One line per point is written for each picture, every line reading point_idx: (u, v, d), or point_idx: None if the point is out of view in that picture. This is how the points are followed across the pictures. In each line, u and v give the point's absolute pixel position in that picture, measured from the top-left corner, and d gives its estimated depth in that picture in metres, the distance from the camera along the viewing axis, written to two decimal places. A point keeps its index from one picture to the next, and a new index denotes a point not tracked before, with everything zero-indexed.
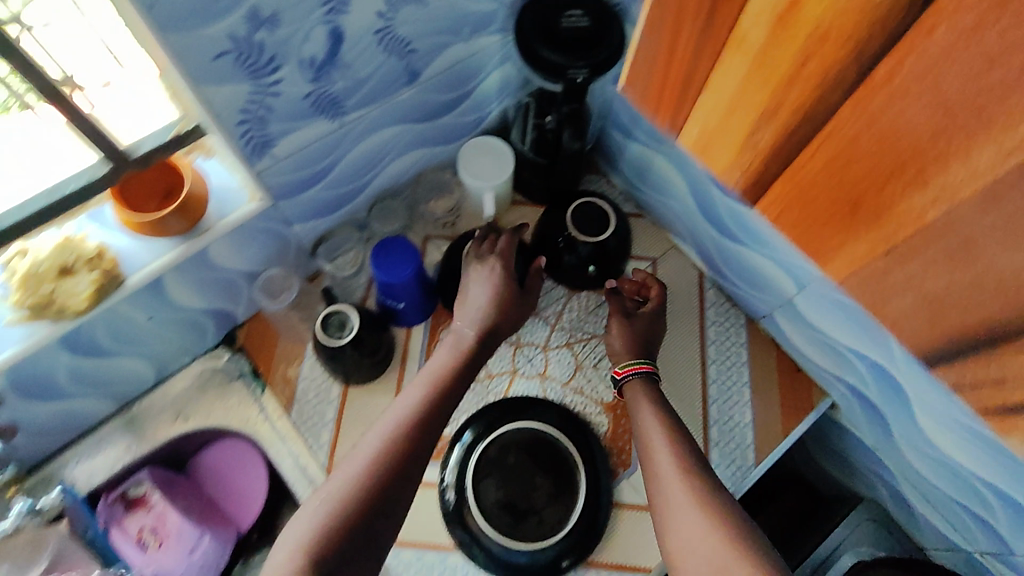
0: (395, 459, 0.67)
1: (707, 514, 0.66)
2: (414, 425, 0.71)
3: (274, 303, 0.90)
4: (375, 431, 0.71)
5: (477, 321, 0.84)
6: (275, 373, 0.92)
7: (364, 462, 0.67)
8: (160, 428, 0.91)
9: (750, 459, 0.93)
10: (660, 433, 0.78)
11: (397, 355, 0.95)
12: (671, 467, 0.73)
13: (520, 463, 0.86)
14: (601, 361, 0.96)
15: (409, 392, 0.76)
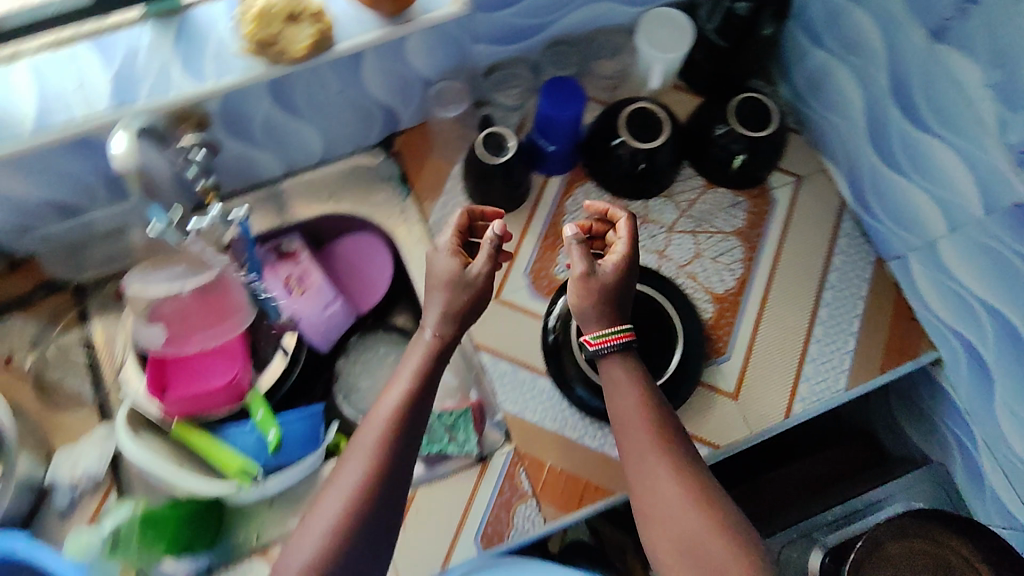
0: (377, 487, 0.67)
1: (697, 511, 0.69)
2: (392, 437, 0.69)
3: (444, 113, 0.97)
4: (355, 449, 0.69)
5: (444, 324, 0.74)
6: (422, 181, 1.00)
7: (354, 478, 0.67)
8: (311, 204, 1.00)
9: (842, 382, 0.91)
10: (640, 413, 0.75)
11: (531, 198, 0.99)
12: (657, 459, 0.72)
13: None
14: (722, 256, 0.97)
15: (383, 392, 0.73)
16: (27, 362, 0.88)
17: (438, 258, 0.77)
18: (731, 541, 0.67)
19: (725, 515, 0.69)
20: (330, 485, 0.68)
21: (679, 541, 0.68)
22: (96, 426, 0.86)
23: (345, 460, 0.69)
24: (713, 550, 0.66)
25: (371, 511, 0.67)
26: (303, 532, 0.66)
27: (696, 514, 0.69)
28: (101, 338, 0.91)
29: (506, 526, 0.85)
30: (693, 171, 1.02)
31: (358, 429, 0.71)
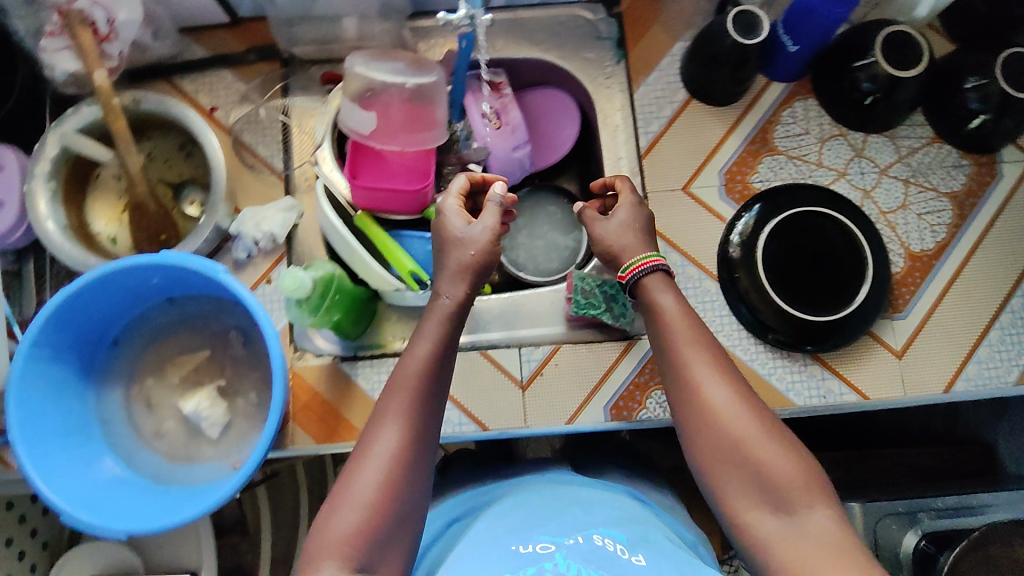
0: (417, 422, 0.64)
1: (749, 413, 0.61)
2: (425, 402, 0.64)
3: None
4: (386, 415, 0.63)
5: (454, 286, 0.70)
6: (638, 51, 0.95)
7: (392, 446, 0.61)
8: (519, 45, 0.97)
9: (1014, 375, 0.87)
10: (680, 315, 0.68)
11: (747, 98, 0.94)
12: (698, 352, 0.65)
13: (807, 242, 0.88)
14: (929, 214, 0.91)
15: (410, 348, 0.68)
16: (232, 118, 0.90)
17: (455, 218, 0.73)
18: (784, 443, 0.59)
19: (769, 415, 0.61)
20: (361, 442, 0.62)
21: (721, 445, 0.60)
22: (282, 195, 0.89)
23: (375, 429, 0.63)
24: (764, 454, 0.59)
25: (407, 485, 0.61)
26: (338, 497, 0.59)
27: (746, 411, 0.61)
28: (298, 114, 0.90)
29: (637, 405, 0.86)
30: (923, 120, 0.94)
31: (383, 391, 0.66)
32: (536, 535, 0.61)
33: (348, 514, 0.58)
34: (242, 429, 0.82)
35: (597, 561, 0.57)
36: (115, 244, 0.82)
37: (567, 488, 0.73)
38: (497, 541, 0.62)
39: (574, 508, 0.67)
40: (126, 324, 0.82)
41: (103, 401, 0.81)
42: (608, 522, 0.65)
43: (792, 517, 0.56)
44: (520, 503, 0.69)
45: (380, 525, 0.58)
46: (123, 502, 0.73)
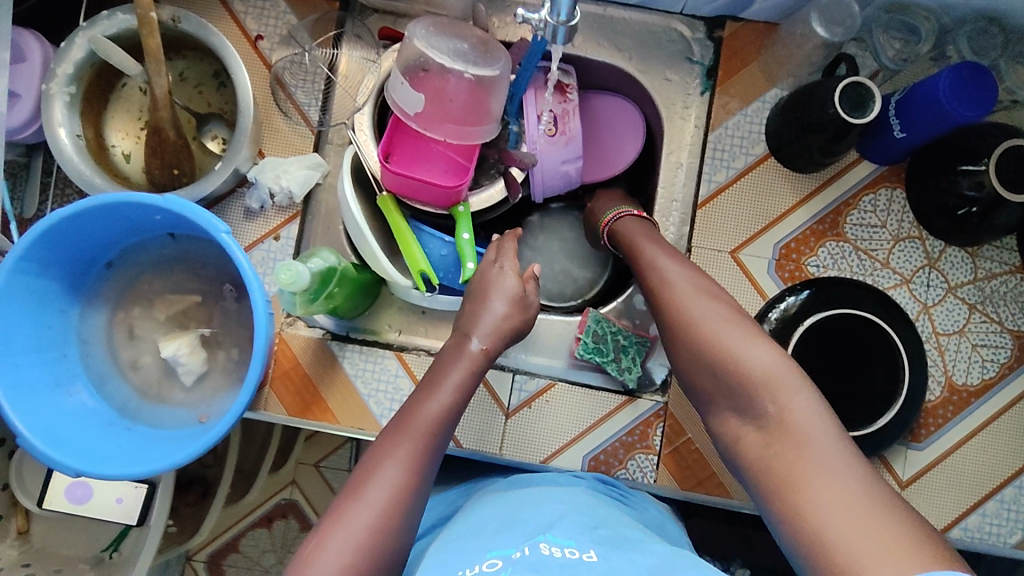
0: (420, 468, 0.61)
1: (724, 320, 0.65)
2: (428, 443, 0.62)
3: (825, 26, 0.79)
4: (387, 454, 0.60)
5: (493, 342, 0.70)
6: (728, 86, 0.85)
7: (390, 484, 0.58)
8: (600, 45, 0.87)
9: (1014, 538, 0.81)
10: (661, 247, 0.74)
11: (831, 170, 0.85)
12: (676, 274, 0.70)
13: (841, 347, 0.80)
14: (985, 347, 0.83)
15: (421, 396, 0.66)
16: (275, 55, 0.83)
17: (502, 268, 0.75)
18: (752, 339, 0.62)
19: (736, 317, 0.65)
20: (361, 478, 0.59)
21: (698, 360, 0.64)
22: (310, 150, 0.83)
23: (372, 464, 0.60)
24: (740, 356, 0.61)
25: (403, 523, 0.58)
26: (330, 532, 0.56)
27: (721, 315, 0.65)
28: (345, 68, 0.83)
29: (617, 463, 0.81)
30: (1015, 245, 0.85)
31: (384, 429, 0.64)
32: (485, 553, 0.57)
33: (337, 548, 0.54)
34: (217, 382, 0.80)
35: (543, 570, 0.53)
36: (127, 163, 0.78)
37: (523, 491, 0.69)
38: (446, 562, 0.57)
39: (528, 513, 0.63)
40: (122, 249, 0.79)
41: (87, 320, 0.79)
42: (555, 520, 0.61)
43: (767, 419, 0.58)
44: (474, 519, 0.64)
45: (371, 562, 0.55)
46: (83, 432, 0.73)
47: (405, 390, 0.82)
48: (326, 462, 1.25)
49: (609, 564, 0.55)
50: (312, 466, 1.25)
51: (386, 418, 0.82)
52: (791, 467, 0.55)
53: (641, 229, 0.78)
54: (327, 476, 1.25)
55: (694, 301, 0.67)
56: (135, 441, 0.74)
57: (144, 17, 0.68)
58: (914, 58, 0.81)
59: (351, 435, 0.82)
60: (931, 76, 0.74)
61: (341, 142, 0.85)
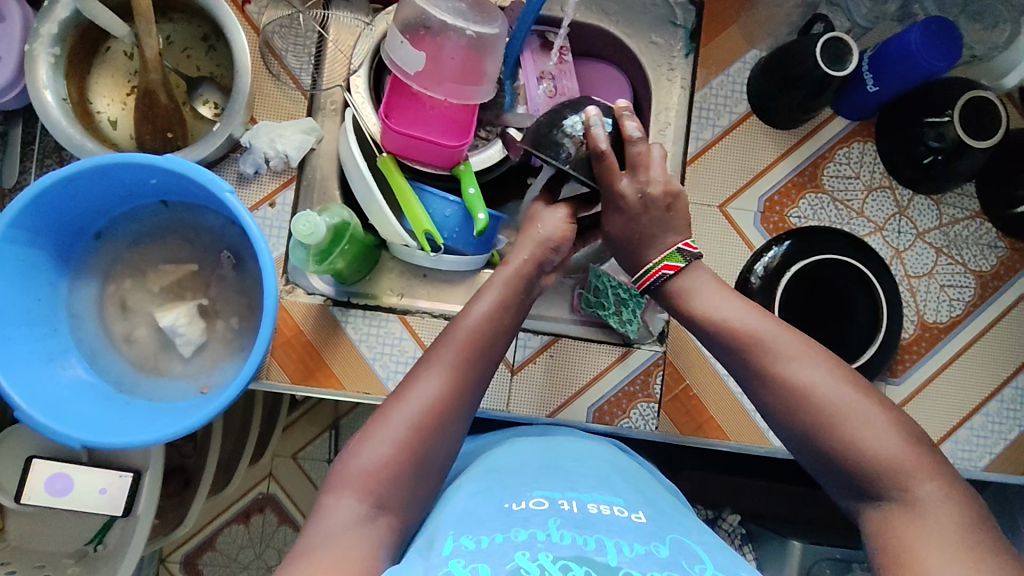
0: (466, 377, 0.62)
1: (855, 400, 0.59)
2: (470, 352, 0.63)
3: None
4: (431, 360, 0.62)
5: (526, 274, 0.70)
6: (711, 47, 0.89)
7: (435, 386, 0.60)
8: (589, 11, 0.90)
9: (983, 461, 0.87)
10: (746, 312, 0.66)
11: (808, 126, 0.90)
12: (780, 340, 0.63)
13: (829, 289, 0.85)
14: (952, 287, 0.90)
15: (465, 308, 0.67)
16: (265, 17, 0.82)
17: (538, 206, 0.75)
18: (885, 424, 0.58)
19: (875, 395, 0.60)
20: (408, 383, 0.61)
21: (809, 435, 0.60)
22: (303, 115, 0.82)
23: (419, 370, 0.62)
24: (867, 442, 0.57)
25: (443, 428, 0.60)
26: (373, 427, 0.59)
27: (852, 399, 0.59)
28: (336, 29, 0.83)
29: (621, 414, 0.84)
30: (974, 191, 0.92)
31: (435, 339, 0.65)
32: (530, 492, 0.57)
33: (377, 446, 0.57)
34: (217, 352, 0.78)
35: (591, 528, 0.52)
36: (114, 128, 0.76)
37: (563, 441, 0.69)
38: (488, 493, 0.58)
39: (570, 465, 0.64)
40: (112, 218, 0.76)
41: (78, 293, 0.76)
42: (600, 479, 0.62)
43: (895, 501, 0.56)
44: (514, 454, 0.65)
45: (408, 464, 0.57)
46: (85, 406, 0.70)
47: (410, 352, 0.81)
48: (303, 453, 1.23)
49: (658, 526, 0.55)
50: (288, 458, 1.23)
51: (392, 381, 0.81)
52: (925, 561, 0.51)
53: (710, 281, 0.70)
54: (306, 467, 1.22)
55: (810, 369, 0.61)
56: (135, 416, 0.71)
57: None
58: (882, 18, 0.88)
59: (357, 400, 0.81)
60: (903, 32, 0.79)
61: (335, 106, 0.84)
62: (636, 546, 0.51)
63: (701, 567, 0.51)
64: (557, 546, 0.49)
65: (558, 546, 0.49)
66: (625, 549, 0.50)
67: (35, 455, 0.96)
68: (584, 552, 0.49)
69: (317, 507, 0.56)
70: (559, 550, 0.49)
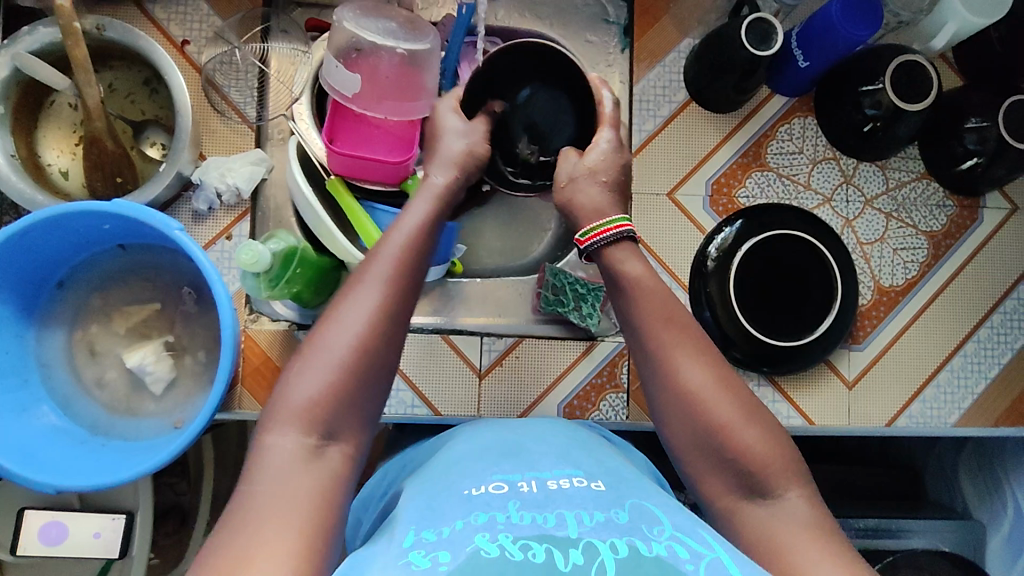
0: (401, 291, 0.60)
1: (727, 397, 0.62)
2: (400, 265, 0.61)
3: None
4: (361, 278, 0.60)
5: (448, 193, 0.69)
6: (645, 41, 0.91)
7: (369, 308, 0.58)
8: (524, 17, 0.92)
9: (953, 417, 0.89)
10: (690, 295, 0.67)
11: (748, 107, 0.91)
12: None
13: (782, 264, 0.87)
14: (904, 250, 0.92)
15: (391, 226, 0.65)
16: (204, 56, 0.83)
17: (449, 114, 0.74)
18: (757, 423, 0.61)
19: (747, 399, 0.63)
20: (338, 304, 0.59)
21: (697, 424, 0.61)
22: (251, 147, 0.84)
23: (349, 292, 0.59)
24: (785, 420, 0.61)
25: (383, 349, 0.58)
26: (307, 355, 0.57)
27: (726, 399, 0.61)
28: (277, 61, 0.85)
29: (590, 406, 0.86)
30: (917, 154, 0.94)
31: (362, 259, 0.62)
32: (490, 476, 0.59)
33: (315, 377, 0.56)
34: (187, 387, 0.79)
35: (551, 504, 0.54)
36: (66, 179, 0.78)
37: (527, 427, 0.72)
38: (449, 482, 0.60)
39: (531, 445, 0.66)
40: (72, 266, 0.78)
41: (45, 342, 0.77)
42: (562, 455, 0.64)
43: (769, 500, 0.58)
44: (477, 443, 0.67)
45: (349, 389, 0.56)
46: (60, 454, 0.72)
47: None
48: None
49: (617, 493, 0.57)
50: None
51: None
52: (802, 552, 0.53)
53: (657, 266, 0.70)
54: None
55: (696, 369, 0.63)
56: (109, 458, 0.72)
57: (68, 27, 0.68)
58: None
59: None
60: (824, 6, 0.81)
61: (280, 135, 0.86)
62: (596, 514, 0.53)
63: (660, 530, 0.53)
64: (517, 527, 0.51)
65: (518, 527, 0.51)
66: (585, 519, 0.52)
67: (27, 506, 0.97)
68: (545, 529, 0.51)
69: (258, 445, 0.54)
70: (520, 530, 0.51)
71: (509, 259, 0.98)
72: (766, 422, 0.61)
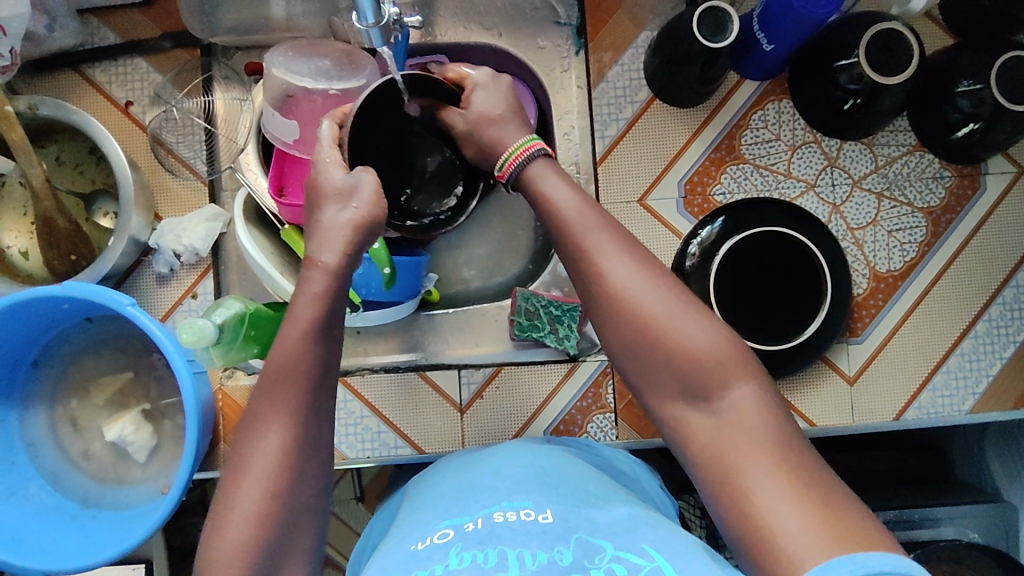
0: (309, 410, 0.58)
1: (671, 314, 0.56)
2: (306, 382, 0.58)
3: None
4: (268, 409, 0.57)
5: None
6: (600, 41, 0.86)
7: (278, 441, 0.56)
8: (473, 30, 0.88)
9: (967, 404, 0.83)
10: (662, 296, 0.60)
11: (717, 97, 0.86)
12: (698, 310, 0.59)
13: (764, 247, 0.82)
14: (899, 231, 0.86)
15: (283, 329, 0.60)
16: (148, 117, 0.82)
17: (331, 169, 0.63)
18: (702, 323, 0.56)
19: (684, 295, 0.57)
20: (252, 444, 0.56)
21: (633, 344, 0.56)
22: (205, 203, 0.82)
23: (254, 430, 0.57)
24: (687, 344, 0.55)
25: (295, 476, 0.56)
26: (225, 506, 0.54)
27: (665, 296, 0.56)
28: (222, 113, 0.83)
29: (578, 429, 0.83)
30: (907, 125, 0.87)
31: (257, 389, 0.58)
32: (439, 524, 0.53)
33: (234, 523, 0.53)
34: (170, 451, 0.81)
35: (494, 541, 0.48)
36: (25, 260, 0.78)
37: (486, 456, 0.66)
38: (401, 539, 0.53)
39: (486, 481, 0.59)
40: (45, 345, 0.78)
41: (28, 422, 0.79)
42: (514, 484, 0.57)
43: (711, 403, 0.54)
44: (439, 488, 0.62)
45: (269, 530, 0.54)
46: (51, 534, 0.73)
47: (358, 413, 0.82)
48: None
49: (566, 523, 0.50)
50: None
51: (345, 444, 0.82)
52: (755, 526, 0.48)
53: None
54: None
55: (628, 292, 0.57)
56: (100, 533, 0.73)
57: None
58: None
59: None
60: None
61: (234, 187, 0.84)
62: (539, 555, 0.47)
63: (603, 556, 0.48)
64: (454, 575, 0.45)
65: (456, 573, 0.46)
66: (527, 561, 0.46)
67: None
68: (483, 571, 0.45)
69: None
70: None
71: (486, 280, 0.95)
72: (711, 320, 0.56)
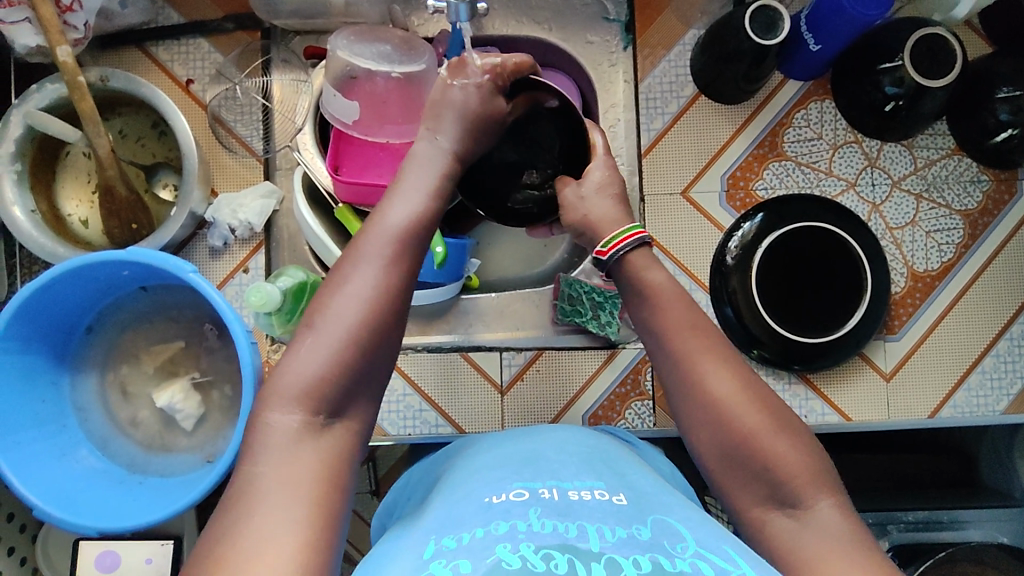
0: (400, 269, 0.58)
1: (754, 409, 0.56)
2: (401, 242, 0.59)
3: None
4: (358, 256, 0.58)
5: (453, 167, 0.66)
6: (648, 38, 0.89)
7: (366, 290, 0.56)
8: (525, 23, 0.91)
9: (1001, 403, 0.84)
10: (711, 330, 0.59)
11: (761, 95, 0.88)
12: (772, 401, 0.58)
13: (827, 243, 0.83)
14: (938, 232, 0.87)
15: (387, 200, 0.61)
16: (209, 95, 0.84)
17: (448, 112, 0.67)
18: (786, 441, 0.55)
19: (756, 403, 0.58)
20: (345, 282, 0.56)
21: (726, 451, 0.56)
22: (261, 180, 0.84)
23: (346, 267, 0.57)
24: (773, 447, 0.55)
25: (378, 331, 0.56)
26: (308, 336, 0.54)
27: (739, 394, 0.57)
28: (279, 94, 0.84)
29: (616, 416, 0.84)
30: (946, 129, 0.88)
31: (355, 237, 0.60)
32: (510, 483, 0.54)
33: (313, 359, 0.53)
34: (217, 420, 0.82)
35: (573, 516, 0.48)
36: (85, 227, 0.81)
37: (543, 432, 0.66)
38: (468, 491, 0.54)
39: (549, 453, 0.60)
40: (100, 311, 0.80)
41: (79, 386, 0.80)
42: (583, 466, 0.57)
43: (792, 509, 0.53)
44: (497, 450, 0.62)
45: (346, 374, 0.54)
46: (99, 494, 0.74)
47: (400, 390, 0.84)
48: None
49: (638, 509, 0.51)
50: None
51: (387, 421, 0.83)
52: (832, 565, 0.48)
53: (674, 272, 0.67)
54: None
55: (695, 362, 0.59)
56: (149, 498, 0.74)
57: (74, 82, 0.70)
58: None
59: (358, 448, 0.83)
60: None
61: (289, 166, 0.86)
62: (618, 529, 0.47)
63: (685, 546, 0.46)
64: (538, 536, 0.45)
65: (540, 536, 0.45)
66: (607, 533, 0.46)
67: None
68: (567, 539, 0.45)
69: None
70: (542, 539, 0.45)
71: (526, 269, 0.97)
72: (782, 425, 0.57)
